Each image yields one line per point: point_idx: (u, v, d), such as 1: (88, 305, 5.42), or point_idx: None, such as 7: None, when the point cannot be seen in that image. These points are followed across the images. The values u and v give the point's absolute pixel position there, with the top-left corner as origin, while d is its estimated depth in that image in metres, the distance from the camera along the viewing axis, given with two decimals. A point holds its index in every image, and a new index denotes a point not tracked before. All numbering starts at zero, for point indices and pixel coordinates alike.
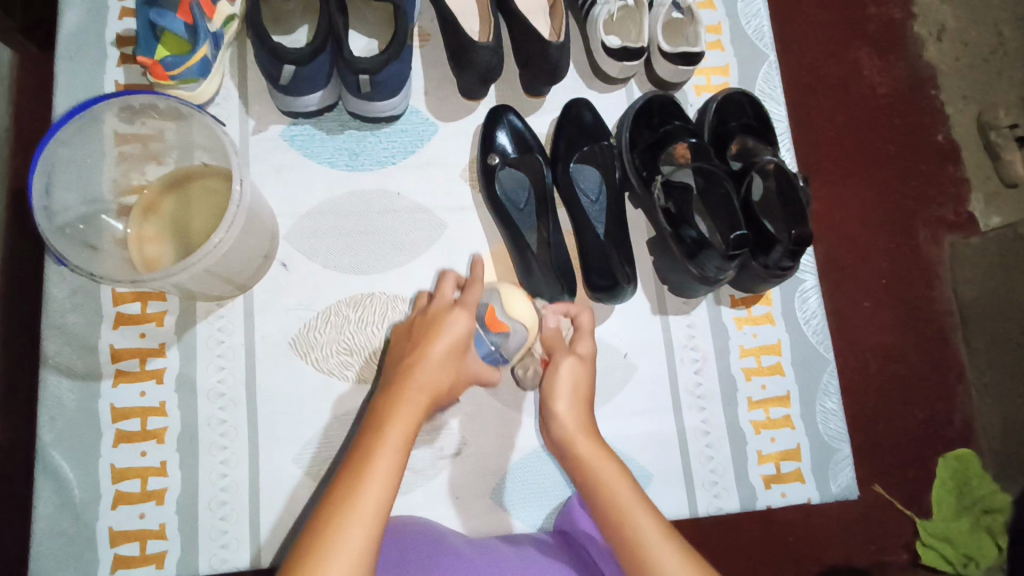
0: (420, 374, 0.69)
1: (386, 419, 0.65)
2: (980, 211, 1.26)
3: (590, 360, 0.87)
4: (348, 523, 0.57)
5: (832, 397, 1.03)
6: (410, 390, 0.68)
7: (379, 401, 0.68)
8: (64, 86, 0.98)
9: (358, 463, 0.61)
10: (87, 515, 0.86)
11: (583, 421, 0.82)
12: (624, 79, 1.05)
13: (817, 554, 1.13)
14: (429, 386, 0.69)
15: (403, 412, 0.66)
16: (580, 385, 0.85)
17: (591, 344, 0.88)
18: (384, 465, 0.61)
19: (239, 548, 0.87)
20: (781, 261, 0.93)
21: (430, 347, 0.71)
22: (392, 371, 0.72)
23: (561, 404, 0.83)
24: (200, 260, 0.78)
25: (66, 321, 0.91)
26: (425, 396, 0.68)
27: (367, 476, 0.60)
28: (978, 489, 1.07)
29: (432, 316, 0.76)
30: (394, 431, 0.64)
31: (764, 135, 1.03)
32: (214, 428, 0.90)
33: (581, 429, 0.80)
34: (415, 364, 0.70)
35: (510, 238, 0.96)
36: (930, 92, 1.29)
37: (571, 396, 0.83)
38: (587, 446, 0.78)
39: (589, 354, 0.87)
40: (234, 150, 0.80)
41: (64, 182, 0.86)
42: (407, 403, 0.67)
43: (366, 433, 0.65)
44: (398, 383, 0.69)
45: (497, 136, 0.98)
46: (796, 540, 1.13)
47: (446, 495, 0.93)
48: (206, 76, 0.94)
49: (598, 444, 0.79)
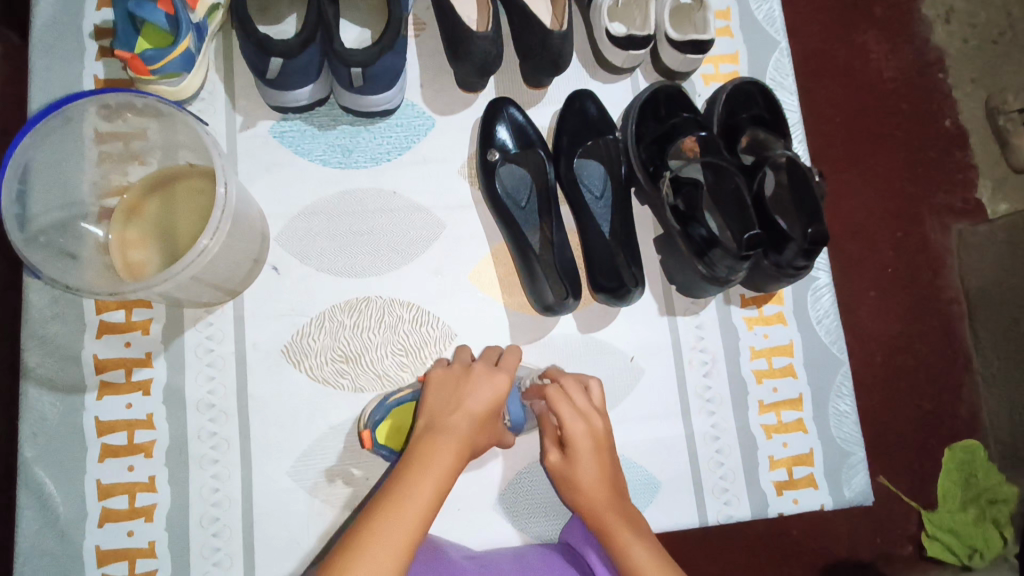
0: (459, 428, 0.71)
1: (421, 467, 0.66)
2: (987, 198, 1.21)
3: (581, 446, 0.79)
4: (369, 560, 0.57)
5: (846, 399, 0.99)
6: (447, 437, 0.69)
7: (413, 447, 0.69)
8: (40, 82, 0.93)
9: (391, 503, 0.62)
10: (74, 533, 0.83)
11: (601, 513, 0.77)
12: (629, 69, 1.00)
13: (823, 548, 1.09)
14: (466, 441, 0.70)
15: (440, 463, 0.66)
16: (589, 475, 0.78)
17: (575, 432, 0.79)
18: (418, 512, 0.62)
19: (231, 566, 0.84)
20: (794, 260, 0.88)
21: (471, 404, 0.74)
22: (428, 418, 0.73)
23: (578, 497, 0.79)
24: (183, 268, 0.73)
25: (47, 330, 0.87)
26: (462, 450, 0.69)
27: (400, 520, 0.61)
28: (985, 480, 1.04)
29: (474, 373, 0.78)
30: (430, 481, 0.65)
31: (776, 127, 0.98)
32: (204, 441, 0.86)
33: (604, 517, 0.76)
34: (455, 418, 0.72)
35: (511, 238, 0.91)
36: (938, 76, 1.23)
37: (584, 488, 0.78)
38: (616, 531, 0.75)
39: (576, 442, 0.79)
40: (217, 150, 0.76)
41: (40, 186, 0.81)
42: (444, 454, 0.67)
43: (401, 476, 0.65)
44: (438, 432, 0.70)
45: (497, 130, 0.94)
46: (800, 533, 1.09)
47: (447, 506, 0.90)
48: (190, 69, 0.89)
49: (627, 521, 0.76)
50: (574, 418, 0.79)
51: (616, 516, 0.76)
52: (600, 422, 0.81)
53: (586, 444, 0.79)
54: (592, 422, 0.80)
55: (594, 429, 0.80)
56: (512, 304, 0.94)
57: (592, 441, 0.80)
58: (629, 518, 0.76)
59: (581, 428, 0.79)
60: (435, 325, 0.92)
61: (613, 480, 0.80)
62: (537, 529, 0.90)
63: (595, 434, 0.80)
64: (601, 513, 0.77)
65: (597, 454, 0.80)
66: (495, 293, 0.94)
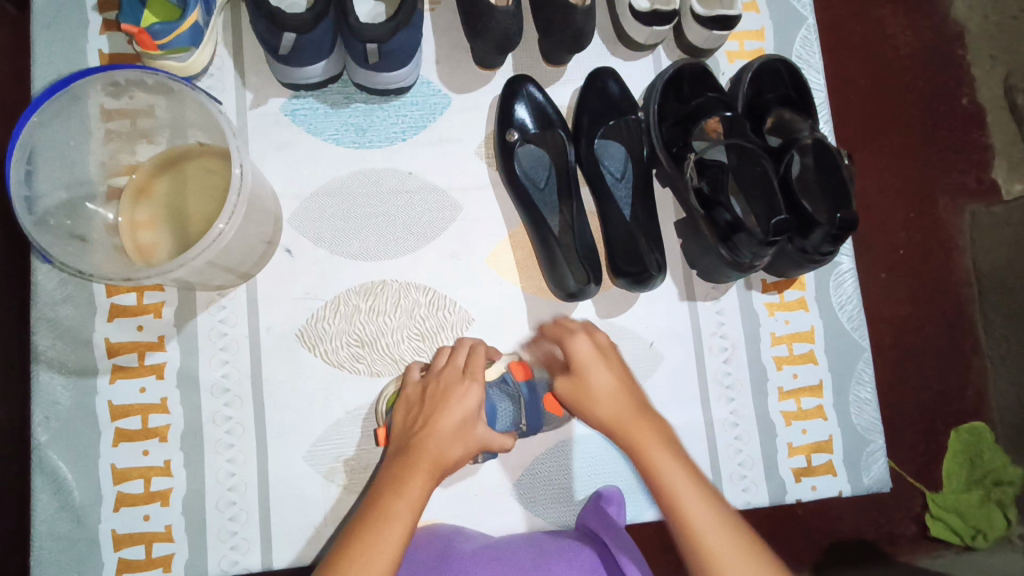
0: (424, 451, 0.69)
1: (385, 503, 0.65)
2: (1002, 177, 1.17)
3: (590, 360, 0.77)
4: None
5: (867, 386, 0.98)
6: (416, 463, 0.68)
7: (382, 479, 0.68)
8: (43, 57, 0.90)
9: (358, 545, 0.61)
10: (89, 517, 0.83)
11: (624, 425, 0.73)
12: (652, 45, 0.97)
13: (828, 527, 1.06)
14: (433, 464, 0.68)
15: (404, 493, 0.65)
16: (605, 387, 0.75)
17: (584, 340, 0.78)
18: (385, 549, 0.61)
19: (248, 550, 0.83)
20: (821, 246, 0.86)
21: (437, 423, 0.71)
22: (396, 446, 0.72)
23: (596, 410, 0.75)
24: (200, 253, 0.71)
25: (57, 313, 0.86)
26: (429, 475, 0.68)
27: (368, 562, 0.60)
28: (989, 461, 1.05)
29: (440, 388, 0.75)
30: (395, 514, 0.63)
31: (803, 108, 0.95)
32: (219, 425, 0.85)
33: (629, 429, 0.72)
34: (419, 442, 0.70)
35: (531, 221, 0.89)
36: (958, 53, 1.18)
37: (600, 400, 0.75)
38: (643, 442, 0.71)
39: (585, 351, 0.77)
40: (230, 130, 0.73)
41: (46, 166, 0.79)
42: (410, 483, 0.66)
43: (368, 511, 0.64)
44: (402, 462, 0.69)
45: (516, 109, 0.91)
46: (806, 512, 1.05)
47: (462, 492, 0.89)
48: (198, 44, 0.86)
49: (655, 427, 0.72)
50: (576, 337, 0.79)
51: (641, 426, 0.72)
52: (602, 336, 0.80)
53: (598, 358, 0.77)
54: (595, 337, 0.80)
55: (598, 346, 0.78)
56: (530, 288, 0.93)
57: (598, 353, 0.77)
58: (653, 428, 0.72)
59: (585, 344, 0.78)
60: (452, 309, 0.91)
61: (631, 389, 0.76)
62: (553, 514, 0.90)
63: (599, 348, 0.78)
64: (625, 423, 0.73)
65: (608, 367, 0.76)
66: (512, 277, 0.93)
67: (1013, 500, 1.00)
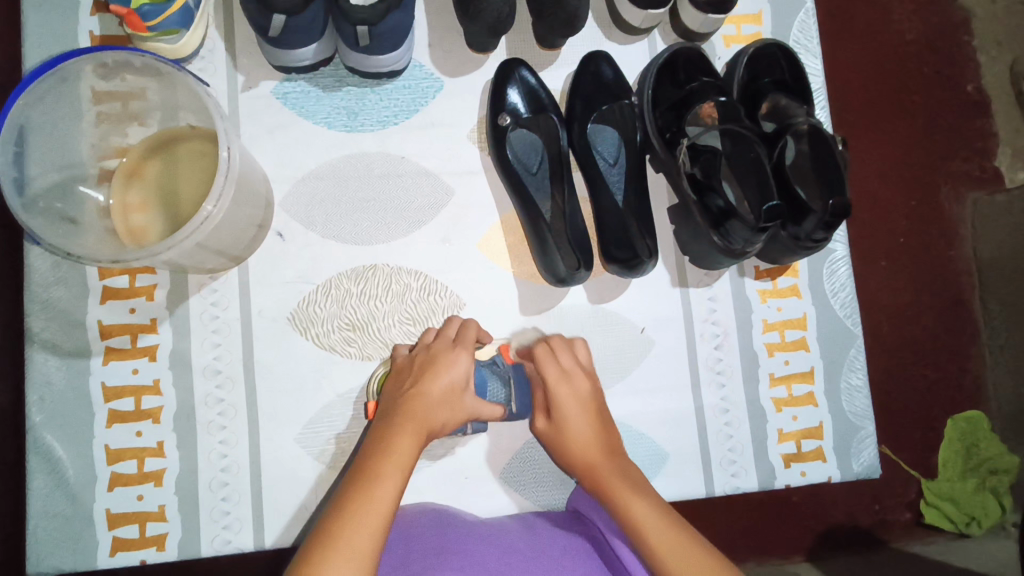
0: (415, 412, 0.70)
1: (380, 457, 0.65)
2: (1005, 165, 1.15)
3: (571, 406, 0.80)
4: (348, 540, 0.56)
5: (858, 373, 0.98)
6: (408, 421, 0.69)
7: (375, 435, 0.69)
8: (34, 38, 0.89)
9: (356, 492, 0.61)
10: (84, 497, 0.84)
11: (597, 468, 0.77)
12: (647, 29, 0.96)
13: (820, 514, 1.05)
14: (422, 425, 0.70)
15: (396, 449, 0.66)
16: (583, 435, 0.79)
17: (566, 389, 0.80)
18: (384, 495, 0.61)
19: (241, 530, 0.84)
20: (814, 233, 0.85)
21: (427, 388, 0.73)
22: (383, 411, 0.73)
23: (574, 453, 0.79)
24: (189, 235, 0.72)
25: (50, 296, 0.86)
26: (419, 434, 0.69)
27: (367, 506, 0.59)
28: (986, 450, 1.06)
29: (429, 357, 0.77)
30: (390, 466, 0.64)
31: (799, 93, 0.94)
32: (212, 407, 0.86)
33: (601, 473, 0.76)
34: (409, 405, 0.71)
35: (522, 207, 0.89)
36: (963, 39, 1.16)
37: (576, 448, 0.79)
38: (615, 487, 0.74)
39: (562, 400, 0.80)
40: (219, 113, 0.73)
41: (36, 148, 0.79)
42: (401, 441, 0.67)
43: (363, 465, 0.64)
44: (392, 421, 0.69)
45: (509, 93, 0.91)
46: (800, 500, 1.04)
47: (453, 475, 0.90)
48: (188, 25, 0.86)
49: (630, 476, 0.75)
50: (558, 380, 0.81)
51: (614, 471, 0.75)
52: (586, 380, 0.82)
53: (578, 403, 0.80)
54: (576, 382, 0.81)
55: (580, 391, 0.81)
56: (522, 273, 0.93)
57: (578, 401, 0.80)
58: (625, 474, 0.75)
59: (564, 390, 0.80)
60: (444, 294, 0.91)
61: (609, 436, 0.80)
62: (541, 495, 0.91)
63: (580, 396, 0.81)
64: (598, 468, 0.76)
65: (588, 415, 0.80)
66: (504, 262, 0.93)
67: (1006, 489, 1.03)
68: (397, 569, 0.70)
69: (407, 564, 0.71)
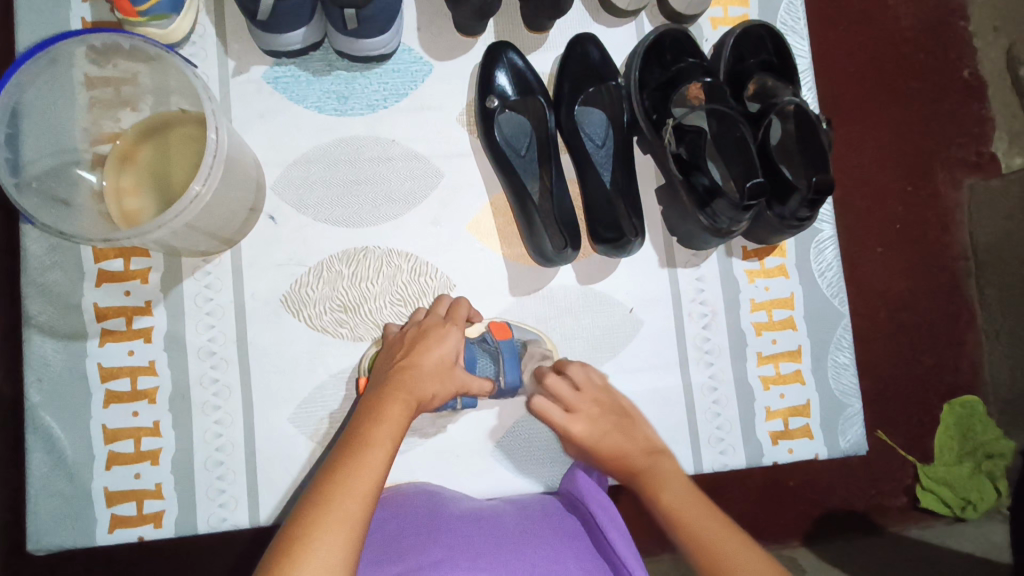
0: (407, 383, 0.72)
1: (371, 425, 0.66)
2: (1002, 151, 1.15)
3: (592, 435, 0.82)
4: (342, 501, 0.58)
5: (845, 351, 0.99)
6: (399, 391, 0.71)
7: (366, 403, 0.70)
8: (27, 23, 0.90)
9: (348, 458, 0.62)
10: (82, 476, 0.86)
11: (637, 471, 0.78)
12: (635, 12, 0.96)
13: (817, 496, 1.06)
14: (413, 396, 0.71)
15: (387, 417, 0.67)
16: (614, 450, 0.81)
17: (584, 421, 0.83)
18: (375, 462, 0.62)
19: (236, 508, 0.86)
20: (798, 211, 0.87)
21: (417, 361, 0.75)
22: (374, 382, 0.74)
23: (613, 471, 0.81)
24: (177, 215, 0.73)
25: (46, 279, 0.88)
26: (410, 405, 0.70)
27: (360, 471, 0.61)
28: (981, 435, 1.06)
29: (420, 332, 0.79)
30: (382, 433, 0.65)
31: (785, 74, 0.95)
32: (206, 387, 0.87)
33: (641, 474, 0.77)
34: (400, 375, 0.73)
35: (511, 188, 0.90)
36: (959, 23, 1.16)
37: (616, 461, 0.80)
38: (654, 482, 0.75)
39: (585, 432, 0.83)
40: (206, 94, 0.74)
41: (29, 132, 0.80)
42: (392, 411, 0.68)
43: (355, 431, 0.66)
44: (383, 391, 0.71)
45: (496, 76, 0.92)
46: (796, 484, 1.05)
47: (446, 454, 0.91)
48: (178, 11, 0.87)
49: (666, 471, 0.76)
50: (568, 416, 0.84)
51: (650, 471, 0.77)
52: (598, 407, 0.85)
53: (596, 427, 0.83)
54: (588, 413, 0.84)
55: (594, 419, 0.84)
56: (511, 255, 0.94)
57: (599, 430, 0.83)
58: (661, 468, 0.77)
59: (581, 424, 0.83)
60: (434, 276, 0.92)
61: (641, 440, 0.82)
62: (533, 474, 0.92)
63: (595, 419, 0.84)
64: (639, 470, 0.78)
65: (610, 432, 0.82)
66: (493, 243, 0.94)
67: (1003, 472, 1.03)
68: (388, 545, 0.71)
69: (399, 540, 0.72)
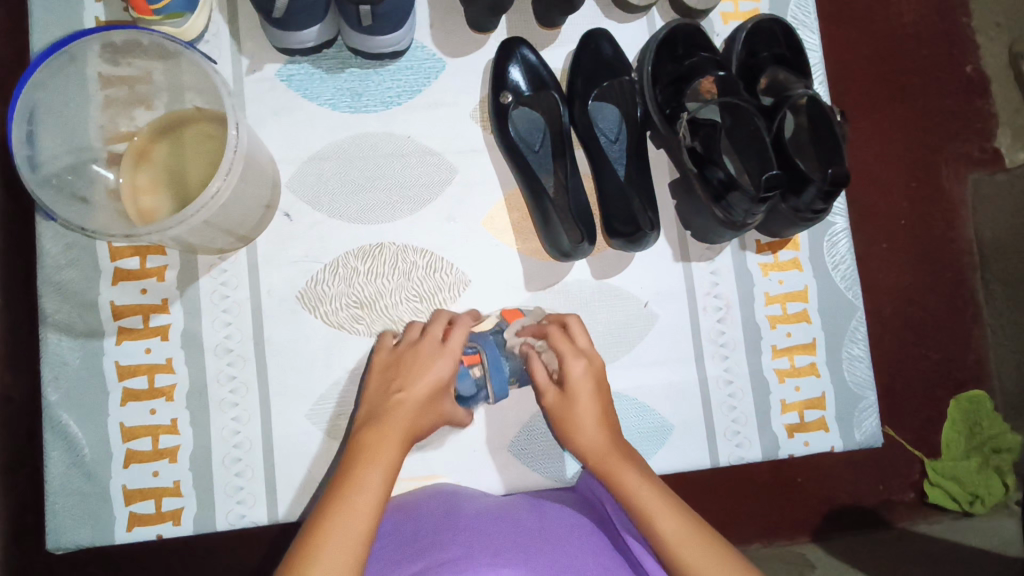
0: (395, 420, 0.71)
1: (360, 468, 0.66)
2: (1006, 146, 1.15)
3: (586, 385, 0.79)
4: (328, 555, 0.58)
5: (859, 344, 0.99)
6: (389, 430, 0.70)
7: (357, 441, 0.70)
8: (41, 22, 0.91)
9: (335, 507, 0.62)
10: (100, 474, 0.85)
11: (604, 455, 0.75)
12: (646, 7, 0.97)
13: (830, 490, 1.06)
14: (402, 430, 0.71)
15: (377, 460, 0.67)
16: (589, 415, 0.78)
17: (582, 366, 0.79)
18: (362, 509, 0.62)
19: (254, 505, 0.86)
20: (813, 204, 0.87)
21: (408, 395, 0.74)
22: (366, 413, 0.73)
23: (583, 437, 0.77)
24: (198, 210, 0.73)
25: (62, 277, 0.88)
26: (400, 443, 0.70)
27: (346, 522, 0.61)
28: (988, 430, 1.05)
29: (413, 358, 0.77)
30: (371, 478, 0.65)
31: (797, 67, 0.95)
32: (224, 385, 0.88)
33: (607, 458, 0.75)
34: (390, 412, 0.72)
35: (525, 183, 0.90)
36: (962, 19, 1.16)
37: (583, 429, 0.77)
38: (621, 470, 0.73)
39: (579, 376, 0.79)
40: (225, 89, 0.74)
41: (45, 129, 0.80)
42: (383, 453, 0.68)
43: (345, 473, 0.66)
44: (373, 429, 0.70)
45: (510, 71, 0.91)
46: (808, 480, 1.05)
47: (463, 449, 0.91)
48: (192, 9, 0.87)
49: (634, 462, 0.74)
50: (574, 356, 0.79)
51: (619, 458, 0.75)
52: (599, 361, 0.81)
53: (590, 378, 0.79)
54: (593, 363, 0.80)
55: (592, 370, 0.80)
56: (526, 249, 0.94)
57: (592, 380, 0.79)
58: (631, 459, 0.75)
59: (581, 367, 0.79)
60: (448, 272, 0.92)
61: (612, 425, 0.78)
62: (549, 469, 0.92)
63: (594, 373, 0.80)
64: (605, 452, 0.75)
65: (597, 393, 0.79)
66: (508, 238, 0.94)
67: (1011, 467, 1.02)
68: (403, 544, 0.71)
69: (417, 538, 0.72)
